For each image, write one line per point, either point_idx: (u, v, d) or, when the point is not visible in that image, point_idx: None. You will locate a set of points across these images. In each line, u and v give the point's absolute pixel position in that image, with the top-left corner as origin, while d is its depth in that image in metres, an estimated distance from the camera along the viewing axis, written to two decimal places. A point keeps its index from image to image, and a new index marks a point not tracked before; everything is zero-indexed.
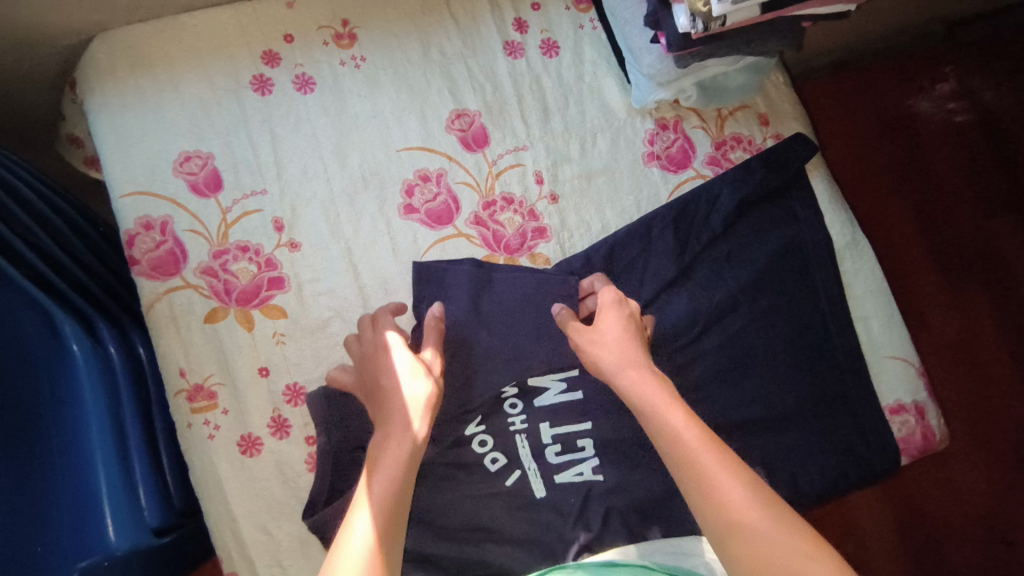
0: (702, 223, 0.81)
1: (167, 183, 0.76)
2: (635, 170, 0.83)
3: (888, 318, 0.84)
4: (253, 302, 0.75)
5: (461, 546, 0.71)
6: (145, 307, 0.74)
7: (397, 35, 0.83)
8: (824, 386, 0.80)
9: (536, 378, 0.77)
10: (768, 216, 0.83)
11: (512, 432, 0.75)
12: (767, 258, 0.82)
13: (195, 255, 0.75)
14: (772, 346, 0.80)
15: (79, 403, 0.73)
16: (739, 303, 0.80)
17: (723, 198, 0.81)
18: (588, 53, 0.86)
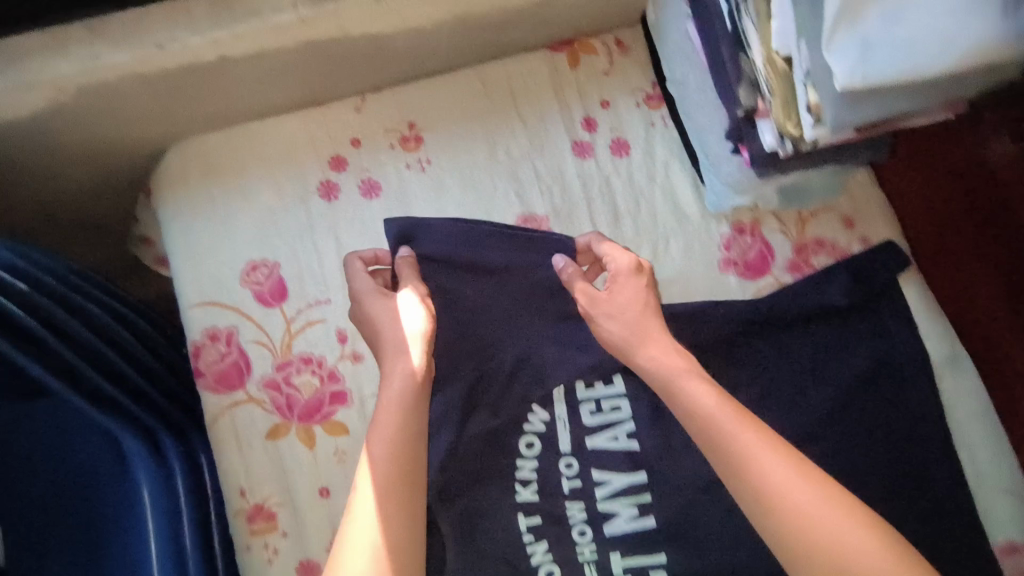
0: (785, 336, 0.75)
1: (234, 292, 0.76)
2: (709, 277, 0.79)
3: (995, 444, 0.76)
4: (315, 417, 0.73)
5: None
6: (209, 421, 0.73)
7: (463, 137, 0.82)
8: (938, 525, 0.71)
9: (605, 502, 0.69)
10: (859, 327, 0.77)
11: (581, 563, 0.67)
12: (860, 374, 0.75)
13: (259, 367, 0.74)
14: (872, 477, 0.72)
15: (140, 522, 0.71)
16: (829, 423, 0.73)
17: (808, 310, 0.76)
18: (659, 153, 0.84)
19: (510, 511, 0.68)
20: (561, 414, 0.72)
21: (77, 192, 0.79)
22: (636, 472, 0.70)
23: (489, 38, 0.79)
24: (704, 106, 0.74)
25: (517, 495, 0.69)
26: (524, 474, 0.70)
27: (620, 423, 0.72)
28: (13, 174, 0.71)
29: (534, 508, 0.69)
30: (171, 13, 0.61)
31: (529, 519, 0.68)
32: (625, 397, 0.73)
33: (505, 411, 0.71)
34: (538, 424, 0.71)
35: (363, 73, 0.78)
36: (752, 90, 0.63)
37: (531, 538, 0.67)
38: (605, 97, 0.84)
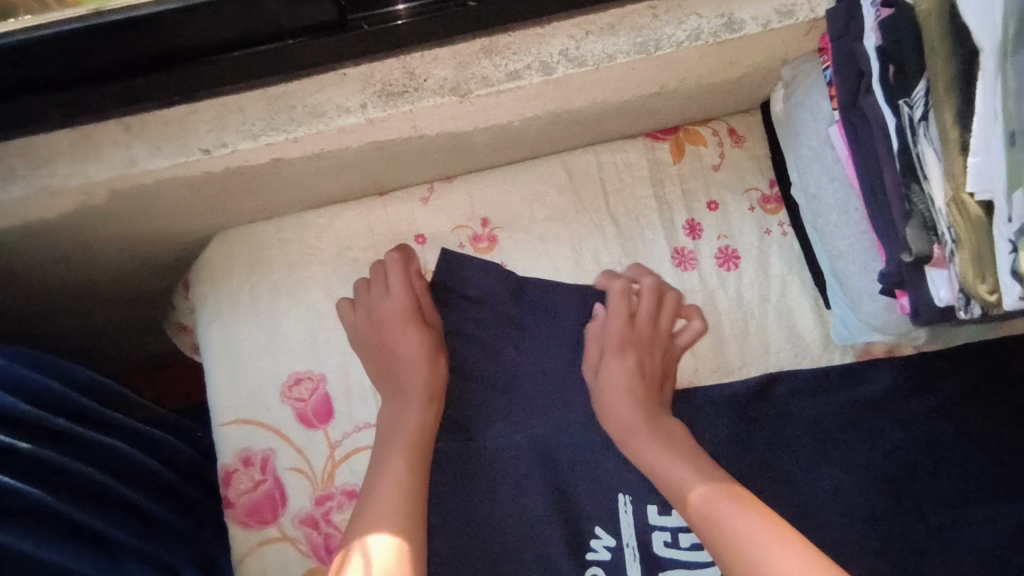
0: (906, 502, 0.64)
1: (273, 409, 0.66)
2: (828, 423, 0.66)
3: None
4: None
5: None
6: (235, 560, 0.64)
7: (543, 236, 0.71)
8: None
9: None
10: (1007, 496, 0.64)
11: None
12: (1007, 553, 0.62)
13: (296, 500, 0.64)
14: None
15: None
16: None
17: (930, 472, 0.65)
18: (775, 266, 0.71)
19: None
20: (630, 540, 0.64)
21: (115, 275, 0.73)
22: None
23: (579, 129, 0.69)
24: (847, 227, 0.60)
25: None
26: None
27: (700, 567, 0.62)
28: (42, 263, 0.64)
29: None
30: (221, 113, 0.53)
31: None
32: None
33: (553, 531, 0.63)
34: (603, 551, 0.63)
35: (435, 164, 0.69)
36: (925, 232, 0.50)
37: None
38: (712, 198, 0.72)
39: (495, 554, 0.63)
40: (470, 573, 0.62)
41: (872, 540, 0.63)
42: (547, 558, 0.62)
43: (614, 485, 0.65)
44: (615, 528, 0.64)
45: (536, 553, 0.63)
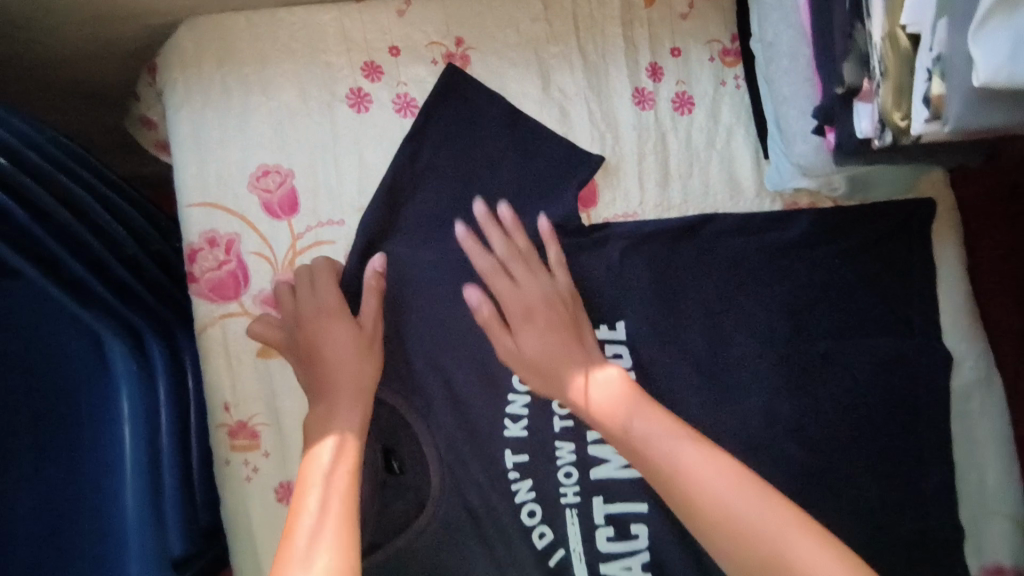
0: (801, 329, 0.74)
1: (239, 196, 0.69)
2: (749, 259, 0.74)
3: (1003, 469, 0.75)
4: None
5: None
6: (198, 330, 0.68)
7: (514, 62, 0.74)
8: (907, 527, 0.74)
9: (596, 446, 0.72)
10: (882, 329, 0.75)
11: (563, 504, 0.72)
12: (872, 373, 0.74)
13: (258, 282, 0.69)
14: (858, 476, 0.74)
15: (112, 424, 0.67)
16: (825, 413, 0.74)
17: (827, 306, 0.75)
18: (724, 116, 0.76)
19: (501, 447, 0.71)
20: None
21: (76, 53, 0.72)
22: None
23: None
24: (793, 74, 0.66)
25: (506, 430, 0.72)
26: (517, 412, 0.72)
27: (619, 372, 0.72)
28: (1, 28, 0.63)
29: (523, 446, 0.72)
30: None
31: (516, 458, 0.71)
32: (625, 343, 0.73)
33: (490, 337, 0.72)
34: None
35: None
36: (859, 68, 0.56)
37: (518, 476, 0.72)
38: (677, 44, 0.76)
39: (438, 355, 0.72)
40: (416, 356, 0.71)
41: (767, 357, 0.74)
42: (484, 358, 0.72)
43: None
44: None
45: (475, 355, 0.72)
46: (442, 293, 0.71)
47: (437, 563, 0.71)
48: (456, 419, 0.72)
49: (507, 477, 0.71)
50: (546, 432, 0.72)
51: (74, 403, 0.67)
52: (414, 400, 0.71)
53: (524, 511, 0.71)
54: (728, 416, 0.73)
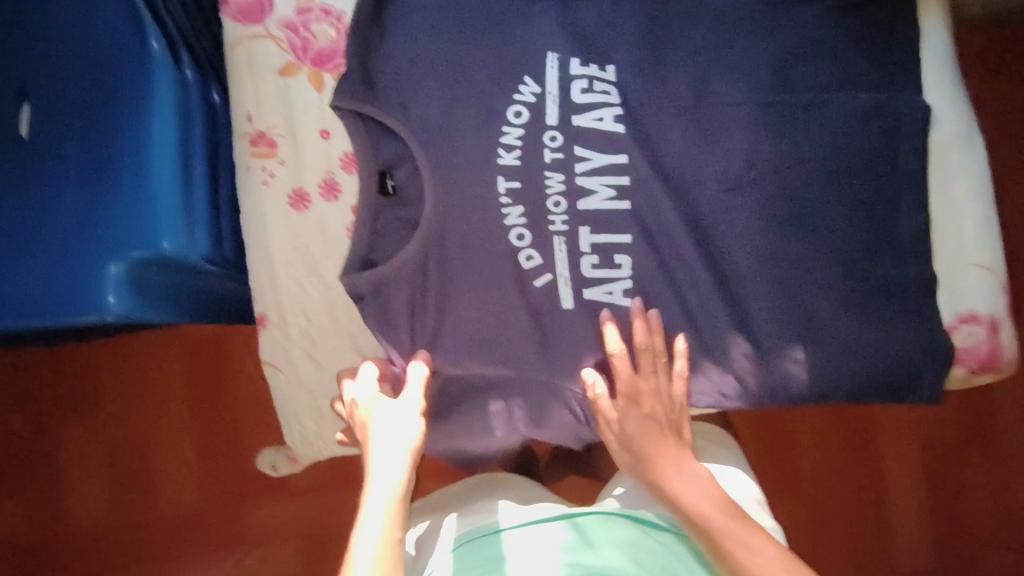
0: (787, 79, 0.78)
1: None
2: (738, 13, 0.79)
3: (982, 222, 0.78)
4: (326, 65, 0.77)
5: (482, 339, 0.75)
6: (227, 50, 0.77)
7: None
8: (879, 269, 0.77)
9: (584, 178, 0.76)
10: (864, 81, 0.78)
11: (552, 231, 0.76)
12: (852, 122, 0.78)
13: (280, 7, 0.76)
14: (834, 219, 0.77)
15: (145, 107, 0.72)
16: (807, 157, 0.78)
17: (813, 59, 0.78)
18: None
19: (495, 173, 0.75)
20: (552, 89, 0.77)
21: None
22: (617, 154, 0.77)
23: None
24: None
25: (501, 158, 0.76)
26: (511, 142, 0.76)
27: (607, 107, 0.77)
28: None
29: (514, 174, 0.76)
30: None
31: (509, 184, 0.75)
32: (614, 84, 0.78)
33: (489, 75, 0.76)
34: (529, 95, 0.76)
35: None
36: None
37: (510, 202, 0.76)
38: None
39: (442, 88, 0.76)
40: (421, 84, 0.76)
41: (752, 104, 0.78)
42: (483, 95, 0.76)
43: (543, 39, 0.77)
44: (541, 78, 0.77)
45: (474, 88, 0.76)
46: (444, 31, 0.76)
47: (428, 280, 0.75)
48: (453, 147, 0.75)
49: (500, 200, 0.75)
50: (535, 164, 0.76)
51: (111, 88, 0.72)
52: (414, 125, 0.75)
53: (513, 233, 0.75)
54: (712, 158, 0.77)
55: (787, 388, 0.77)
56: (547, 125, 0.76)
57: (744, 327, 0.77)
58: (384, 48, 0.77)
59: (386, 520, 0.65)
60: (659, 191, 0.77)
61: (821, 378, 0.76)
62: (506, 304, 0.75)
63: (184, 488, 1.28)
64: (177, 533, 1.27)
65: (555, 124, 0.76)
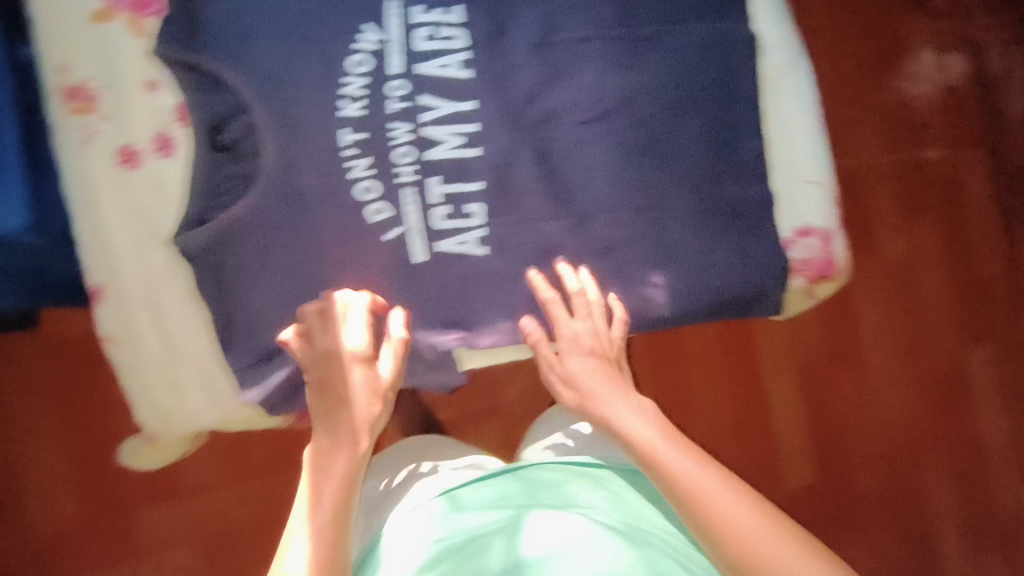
0: (631, 12, 0.80)
1: None
2: None
3: (812, 143, 0.83)
4: (148, 10, 0.72)
5: (344, 294, 0.74)
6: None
7: None
8: (723, 192, 0.82)
9: (430, 128, 0.77)
10: (700, 11, 0.81)
11: (399, 183, 0.77)
12: (691, 52, 0.81)
13: None
14: (681, 146, 0.81)
15: None
16: (652, 88, 0.80)
17: None
18: None
19: (338, 126, 0.75)
20: (395, 37, 0.76)
21: None
22: (464, 101, 0.77)
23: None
24: None
25: (342, 110, 0.75)
26: (353, 92, 0.75)
27: (453, 53, 0.76)
28: None
29: (361, 125, 0.76)
30: None
31: (354, 135, 0.76)
32: (465, 29, 0.77)
33: (326, 22, 0.74)
34: (371, 43, 0.75)
35: None
36: None
37: (355, 154, 0.76)
38: None
39: (277, 35, 0.73)
40: (254, 31, 0.73)
41: (598, 38, 0.79)
42: (323, 43, 0.74)
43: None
44: (383, 24, 0.75)
45: (311, 36, 0.74)
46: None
47: (280, 235, 0.73)
48: (293, 98, 0.74)
49: (344, 153, 0.75)
50: (379, 113, 0.76)
51: None
52: (250, 75, 0.72)
53: (358, 186, 0.75)
54: (562, 95, 0.79)
55: (648, 312, 0.80)
56: (390, 73, 0.76)
57: (605, 257, 0.80)
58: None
59: (309, 521, 0.61)
60: (511, 131, 0.78)
61: (680, 300, 0.80)
62: (364, 255, 0.76)
63: (59, 501, 1.18)
64: (54, 551, 1.17)
65: (399, 73, 0.76)
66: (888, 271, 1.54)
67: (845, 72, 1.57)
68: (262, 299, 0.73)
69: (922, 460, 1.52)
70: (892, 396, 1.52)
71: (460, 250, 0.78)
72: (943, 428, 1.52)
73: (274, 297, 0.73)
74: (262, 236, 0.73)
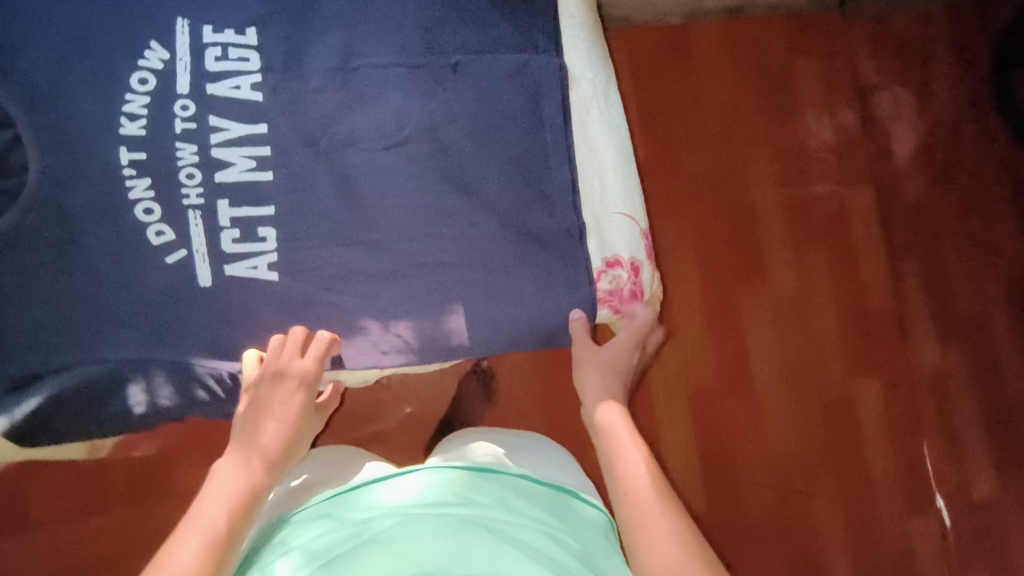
0: (437, 40, 0.80)
1: None
2: None
3: (622, 175, 0.85)
4: None
5: (120, 319, 0.72)
6: None
7: None
8: (530, 221, 0.81)
9: (220, 150, 0.74)
10: (509, 41, 0.82)
11: (185, 205, 0.74)
12: (497, 81, 0.81)
13: None
14: (487, 175, 0.80)
15: None
16: (457, 117, 0.80)
17: (459, 23, 0.81)
18: None
19: (116, 144, 0.72)
20: (183, 55, 0.74)
21: None
22: (256, 123, 0.75)
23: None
24: None
25: (122, 129, 0.72)
26: (134, 111, 0.73)
27: (244, 75, 0.75)
28: None
29: (140, 145, 0.73)
30: None
31: (133, 155, 0.72)
32: (256, 50, 0.75)
33: (105, 38, 0.72)
34: (156, 61, 0.73)
35: None
36: None
37: (135, 175, 0.72)
38: None
39: (50, 49, 0.71)
40: (26, 47, 0.70)
41: (401, 65, 0.79)
42: (101, 58, 0.72)
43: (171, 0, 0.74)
44: (170, 43, 0.74)
45: (90, 52, 0.72)
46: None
47: (45, 255, 0.70)
48: (65, 113, 0.71)
49: (122, 173, 0.72)
50: (163, 133, 0.73)
51: None
52: (15, 88, 0.70)
53: (137, 207, 0.72)
54: (361, 119, 0.78)
55: (449, 340, 0.79)
56: (177, 93, 0.74)
57: (408, 285, 0.78)
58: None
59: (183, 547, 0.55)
60: (307, 154, 0.77)
61: (482, 328, 0.79)
62: (143, 278, 0.72)
63: None
64: None
65: (186, 92, 0.74)
66: (776, 309, 1.48)
67: (737, 91, 1.53)
68: (24, 321, 0.70)
69: (812, 489, 1.43)
70: (784, 438, 1.45)
71: (251, 276, 0.75)
72: (838, 474, 1.44)
73: (39, 319, 0.70)
74: (28, 257, 0.70)
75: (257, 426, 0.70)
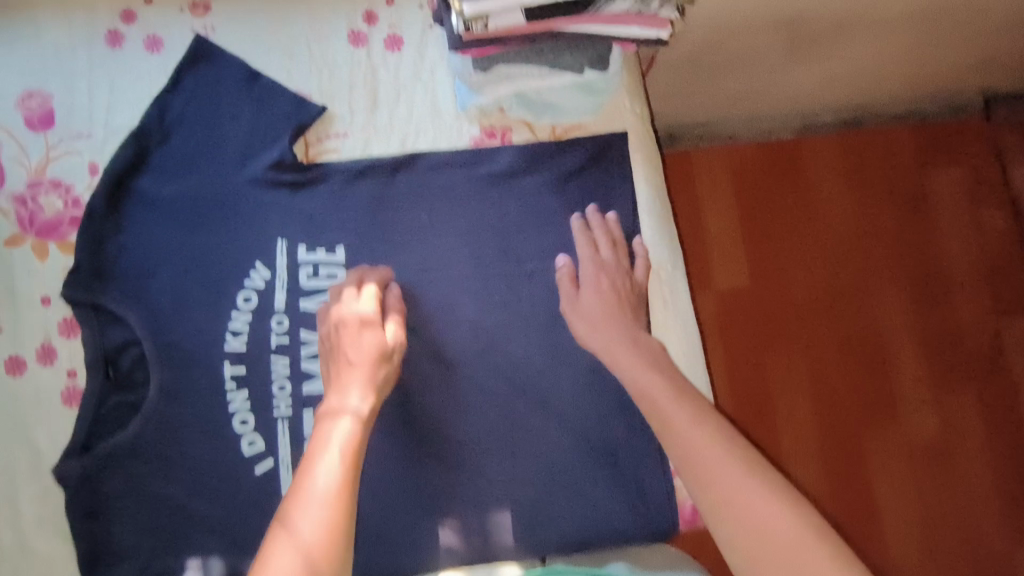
0: (514, 249, 0.83)
1: (8, 115, 0.83)
2: (463, 188, 0.84)
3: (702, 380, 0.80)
4: (52, 235, 0.81)
5: (213, 524, 0.76)
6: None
7: (252, 19, 0.88)
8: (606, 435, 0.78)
9: (308, 363, 0.80)
10: (588, 242, 0.82)
11: (275, 416, 0.78)
12: (572, 285, 0.81)
13: (12, 182, 0.82)
14: (562, 385, 0.79)
15: None
16: (530, 325, 0.80)
17: (536, 230, 0.83)
18: (430, 53, 0.89)
19: (221, 359, 0.80)
20: (281, 275, 0.82)
21: None
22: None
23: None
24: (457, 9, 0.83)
25: (226, 343, 0.80)
26: (238, 328, 0.80)
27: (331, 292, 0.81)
28: None
29: (241, 359, 0.80)
30: None
31: (235, 370, 0.79)
32: (343, 267, 0.82)
33: (218, 261, 0.82)
34: (259, 281, 0.81)
35: None
36: None
37: (235, 387, 0.79)
38: None
39: (176, 276, 0.82)
40: (161, 274, 0.82)
41: (476, 275, 0.82)
42: (215, 281, 0.82)
43: (273, 225, 0.83)
44: (272, 264, 0.82)
45: (208, 276, 0.82)
46: (174, 222, 0.83)
47: (151, 463, 0.77)
48: (180, 332, 0.80)
49: (225, 387, 0.79)
50: (262, 347, 0.80)
51: None
52: (144, 313, 0.80)
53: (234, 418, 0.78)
54: (432, 327, 0.80)
55: (520, 558, 0.76)
56: (274, 308, 0.81)
57: (482, 500, 0.76)
58: (119, 238, 0.82)
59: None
60: None
61: (554, 547, 0.76)
62: (230, 485, 0.77)
63: None
64: None
65: (282, 309, 0.81)
66: (915, 454, 1.36)
67: (860, 211, 1.45)
68: (126, 523, 0.76)
69: None
70: None
71: None
72: None
73: (144, 521, 0.76)
74: (139, 462, 0.77)
75: (333, 422, 0.66)
